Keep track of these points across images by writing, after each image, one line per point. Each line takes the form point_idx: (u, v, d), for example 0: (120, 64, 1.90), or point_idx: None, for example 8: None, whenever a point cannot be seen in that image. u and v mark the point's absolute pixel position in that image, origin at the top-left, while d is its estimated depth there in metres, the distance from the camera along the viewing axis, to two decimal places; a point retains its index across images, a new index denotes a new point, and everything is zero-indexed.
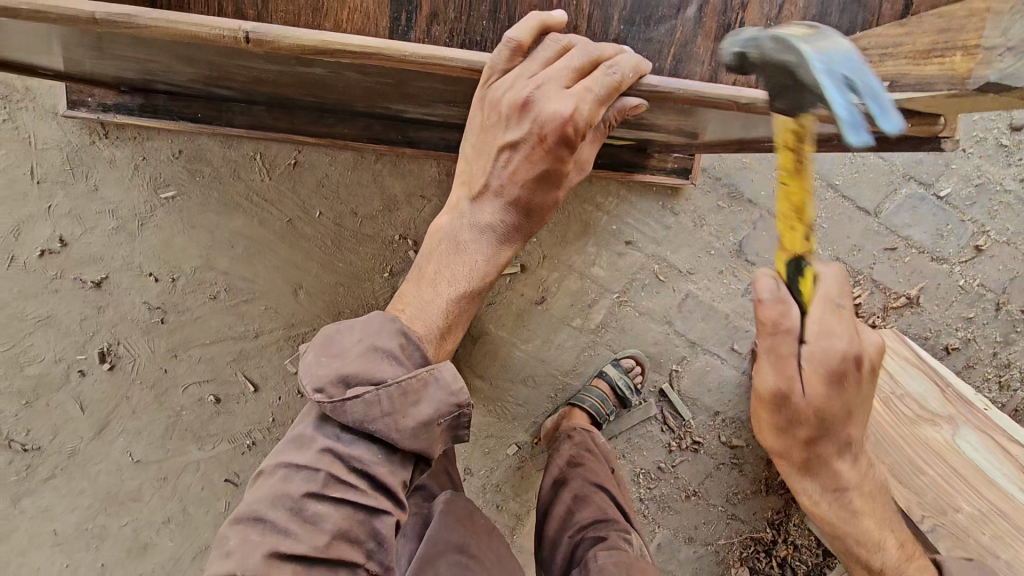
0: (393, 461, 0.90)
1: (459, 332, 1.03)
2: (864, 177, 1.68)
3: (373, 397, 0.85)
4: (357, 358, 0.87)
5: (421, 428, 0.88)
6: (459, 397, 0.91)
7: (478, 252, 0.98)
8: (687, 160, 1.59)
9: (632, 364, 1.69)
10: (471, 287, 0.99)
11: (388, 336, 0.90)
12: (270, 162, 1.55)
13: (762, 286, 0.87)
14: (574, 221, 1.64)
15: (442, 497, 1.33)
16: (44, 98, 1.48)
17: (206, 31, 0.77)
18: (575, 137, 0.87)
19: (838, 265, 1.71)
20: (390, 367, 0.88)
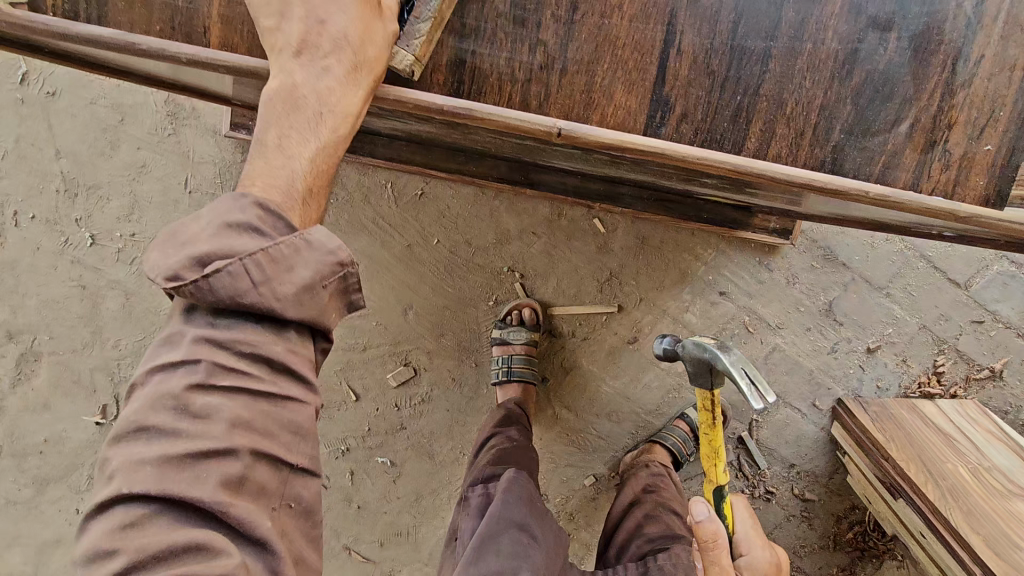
0: (288, 337, 0.82)
1: (326, 183, 0.92)
2: (957, 250, 1.74)
3: (239, 268, 0.75)
4: (215, 234, 0.78)
5: (303, 292, 0.80)
6: (341, 255, 0.84)
7: (323, 100, 0.85)
8: (788, 222, 1.67)
9: (710, 408, 1.75)
10: (328, 139, 0.88)
11: (243, 209, 0.80)
12: (399, 191, 1.69)
13: (698, 512, 1.23)
14: (672, 269, 1.73)
15: (512, 475, 1.34)
16: (208, 118, 1.64)
17: (526, 124, 0.80)
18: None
19: (924, 332, 1.75)
20: (254, 240, 0.78)
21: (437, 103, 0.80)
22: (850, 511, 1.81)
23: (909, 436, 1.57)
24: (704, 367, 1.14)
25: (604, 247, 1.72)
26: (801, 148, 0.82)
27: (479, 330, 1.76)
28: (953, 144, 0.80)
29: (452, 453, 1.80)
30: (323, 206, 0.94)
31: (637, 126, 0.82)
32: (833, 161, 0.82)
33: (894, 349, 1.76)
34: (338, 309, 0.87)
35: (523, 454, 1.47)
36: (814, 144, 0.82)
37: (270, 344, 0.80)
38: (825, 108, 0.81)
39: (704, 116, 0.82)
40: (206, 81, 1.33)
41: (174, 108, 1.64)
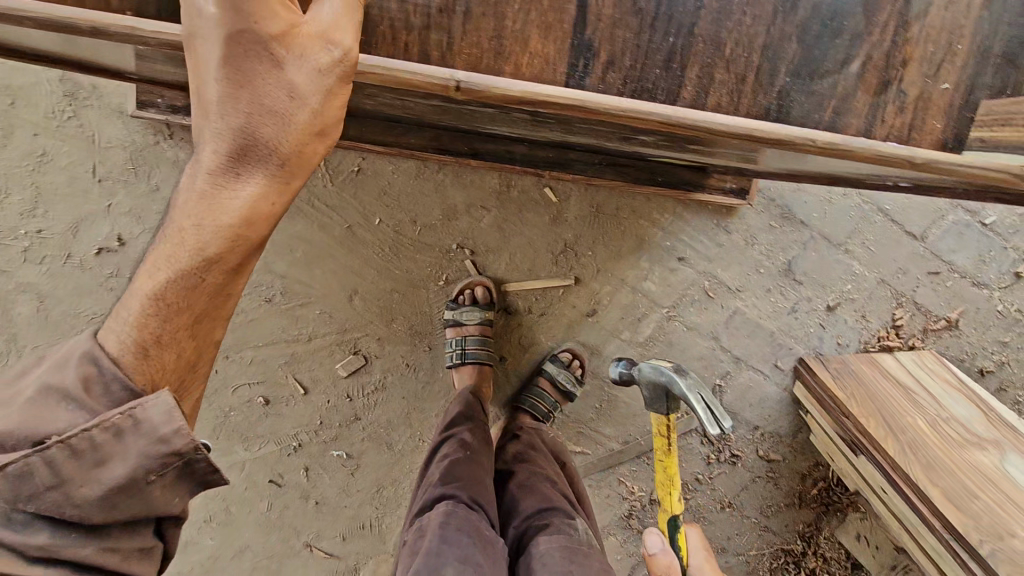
0: (106, 534, 0.71)
1: (195, 326, 0.77)
2: (913, 202, 1.71)
3: (28, 464, 0.66)
4: (21, 410, 0.69)
5: (116, 491, 0.69)
6: (170, 443, 0.70)
7: (194, 208, 0.75)
8: (745, 182, 1.61)
9: (569, 356, 1.69)
10: (190, 261, 0.74)
11: (66, 372, 0.71)
12: (335, 168, 1.56)
13: (652, 543, 1.15)
14: (628, 236, 1.66)
15: (449, 505, 1.19)
16: (113, 96, 1.48)
17: (418, 78, 0.75)
18: (255, 22, 0.69)
19: (883, 287, 1.74)
20: (66, 417, 0.68)
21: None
22: (814, 469, 1.82)
23: (869, 392, 1.56)
24: (661, 392, 1.12)
25: (558, 218, 1.63)
26: (744, 96, 0.79)
27: (431, 312, 1.68)
28: (907, 84, 0.78)
29: (411, 441, 1.73)
30: (182, 355, 0.77)
31: (556, 76, 0.78)
32: (778, 108, 0.79)
33: (853, 306, 1.74)
34: (178, 495, 0.74)
35: (476, 467, 1.33)
36: (758, 92, 0.79)
37: (74, 550, 0.69)
38: (768, 48, 0.78)
39: (632, 63, 0.78)
40: (105, 59, 1.17)
41: (71, 87, 1.47)
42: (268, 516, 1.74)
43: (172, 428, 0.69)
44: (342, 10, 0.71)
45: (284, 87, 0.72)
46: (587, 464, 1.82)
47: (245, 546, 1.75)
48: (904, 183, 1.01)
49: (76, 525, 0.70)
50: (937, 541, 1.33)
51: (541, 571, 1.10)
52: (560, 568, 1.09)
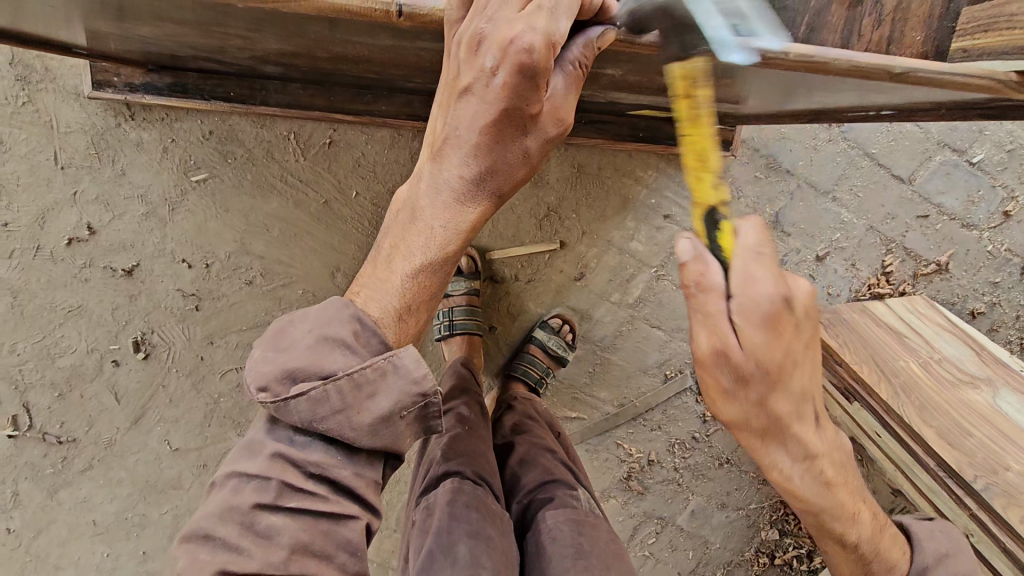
0: (357, 461, 0.77)
1: (431, 305, 0.84)
2: (899, 143, 1.68)
3: (322, 392, 0.70)
4: (304, 349, 0.72)
5: (380, 422, 0.74)
6: (422, 384, 0.75)
7: (436, 217, 0.83)
8: (727, 132, 1.57)
9: (560, 322, 1.67)
10: (436, 257, 0.83)
11: (337, 323, 0.74)
12: (304, 142, 1.51)
13: (682, 248, 0.65)
14: (612, 196, 1.63)
15: (454, 481, 1.11)
16: (66, 79, 1.43)
17: (355, 6, 0.71)
18: (522, 98, 0.74)
19: (872, 233, 1.72)
20: (343, 358, 0.72)
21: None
22: None
23: (861, 336, 1.54)
24: None
25: (539, 180, 1.59)
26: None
27: None
28: None
29: None
30: (424, 324, 0.85)
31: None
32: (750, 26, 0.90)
33: (843, 255, 1.72)
34: (412, 436, 0.79)
35: (476, 441, 1.26)
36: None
37: (337, 469, 0.75)
38: None
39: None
40: (53, 29, 1.11)
41: (22, 71, 1.41)
42: None
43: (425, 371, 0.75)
44: (573, 83, 0.77)
45: (520, 148, 0.81)
46: (584, 430, 1.81)
47: None
48: (884, 111, 1.05)
49: (342, 447, 0.76)
50: (932, 479, 1.34)
51: (551, 545, 1.05)
52: (571, 541, 1.05)
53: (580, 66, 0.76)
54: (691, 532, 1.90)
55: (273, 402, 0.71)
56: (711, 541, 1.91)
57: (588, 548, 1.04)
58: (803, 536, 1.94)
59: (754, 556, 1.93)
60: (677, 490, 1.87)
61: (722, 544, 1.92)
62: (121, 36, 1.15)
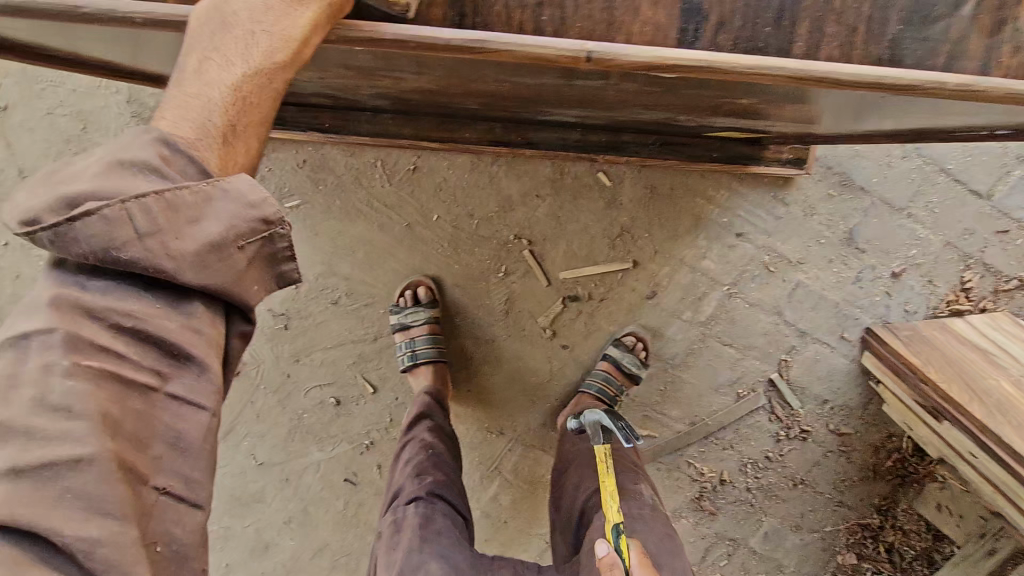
0: (184, 311, 0.74)
1: (257, 129, 0.80)
2: (976, 159, 1.66)
3: (118, 212, 0.67)
4: (99, 177, 0.69)
5: (207, 251, 0.72)
6: (263, 211, 0.76)
7: (256, 21, 0.76)
8: (801, 151, 1.59)
9: (634, 341, 1.70)
10: (256, 70, 0.77)
11: (142, 148, 0.72)
12: (391, 169, 1.60)
13: None
14: (684, 215, 1.65)
15: (425, 509, 1.29)
16: None
17: (547, 52, 0.69)
18: None
19: (949, 249, 1.69)
20: (150, 182, 0.70)
21: (443, 37, 0.69)
22: (887, 440, 1.83)
23: (944, 355, 1.54)
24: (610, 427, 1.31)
25: (612, 202, 1.64)
26: (854, 47, 0.75)
27: (492, 304, 1.69)
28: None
29: (476, 432, 1.79)
30: (253, 150, 0.81)
31: (667, 42, 0.74)
32: (891, 57, 0.75)
33: (920, 271, 1.71)
34: (261, 283, 0.79)
35: (447, 467, 1.41)
36: (870, 41, 0.75)
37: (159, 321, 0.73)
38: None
39: (743, 22, 0.75)
40: (162, 68, 1.16)
41: (137, 107, 1.53)
42: (345, 512, 1.79)
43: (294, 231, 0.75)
44: None
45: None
46: (655, 448, 1.82)
47: (325, 544, 1.80)
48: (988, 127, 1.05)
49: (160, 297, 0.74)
50: None
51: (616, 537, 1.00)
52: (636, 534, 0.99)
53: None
54: (764, 555, 1.88)
55: (94, 256, 0.68)
56: (785, 564, 1.89)
57: None
58: (882, 561, 1.88)
59: None
60: (749, 511, 1.86)
61: (796, 568, 1.89)
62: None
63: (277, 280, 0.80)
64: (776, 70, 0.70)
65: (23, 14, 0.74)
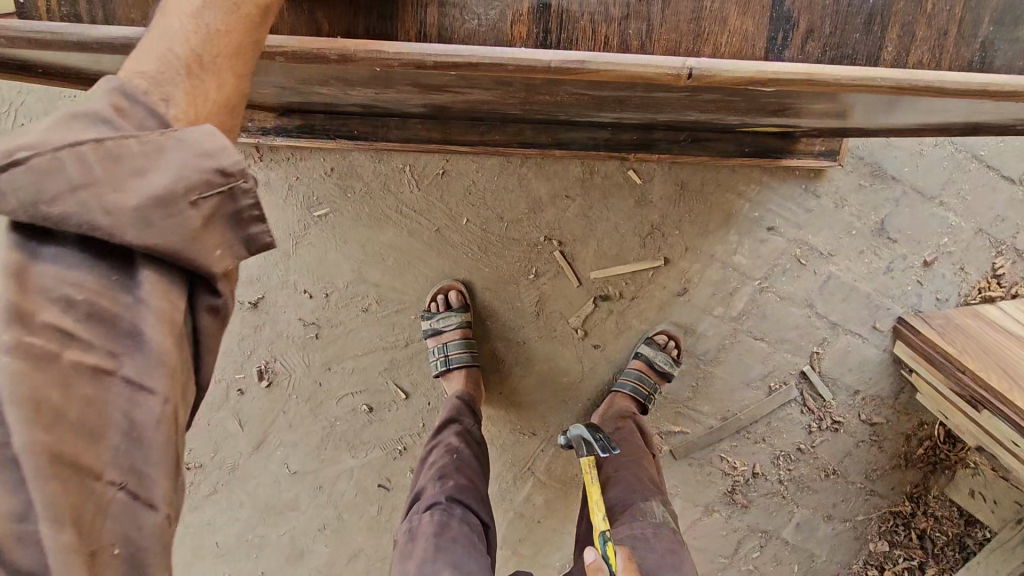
0: (141, 283, 0.60)
1: (234, 64, 0.71)
2: (1008, 145, 1.65)
3: (51, 162, 0.55)
4: (46, 124, 0.58)
5: (156, 206, 0.59)
6: (220, 160, 0.63)
7: None
8: (833, 143, 1.57)
9: (666, 339, 1.69)
10: (225, 13, 0.69)
11: (96, 94, 0.61)
12: (419, 173, 1.58)
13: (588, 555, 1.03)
14: (714, 211, 1.64)
15: (441, 515, 1.24)
16: None
17: (651, 70, 0.71)
18: None
19: (981, 236, 1.68)
20: (100, 129, 0.59)
21: (544, 59, 0.71)
22: (919, 428, 1.80)
23: (981, 343, 1.52)
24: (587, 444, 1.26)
25: (642, 200, 1.63)
26: (945, 50, 0.76)
27: (523, 306, 1.69)
28: None
29: (508, 434, 1.77)
30: (223, 93, 0.70)
31: (756, 50, 0.76)
32: (981, 60, 0.76)
33: (952, 259, 1.69)
34: (222, 244, 0.65)
35: (469, 473, 1.37)
36: (960, 44, 0.76)
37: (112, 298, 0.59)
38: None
39: (832, 30, 0.76)
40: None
41: None
42: (379, 517, 1.78)
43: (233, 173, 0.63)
44: None
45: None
46: (688, 444, 1.82)
47: (360, 549, 1.79)
48: None
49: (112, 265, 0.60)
50: None
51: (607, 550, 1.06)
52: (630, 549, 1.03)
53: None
54: (796, 545, 1.87)
55: (24, 212, 0.55)
56: (817, 554, 1.87)
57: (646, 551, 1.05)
58: (914, 548, 1.86)
59: (861, 569, 1.88)
60: (782, 503, 1.84)
61: (828, 557, 1.88)
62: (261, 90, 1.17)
63: (246, 244, 0.67)
64: (882, 79, 0.72)
65: (107, 51, 0.73)
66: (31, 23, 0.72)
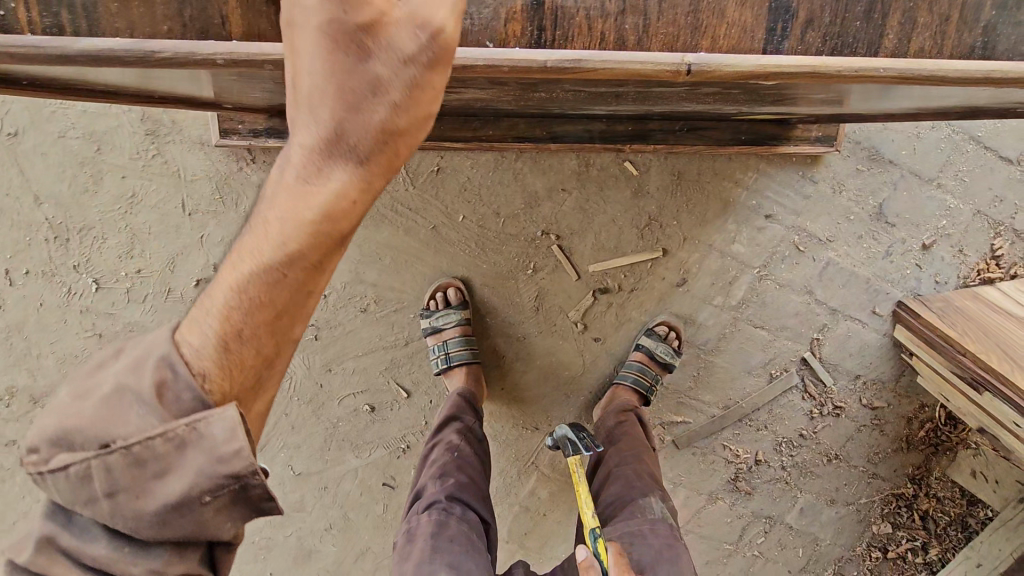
0: (152, 556, 0.66)
1: (275, 328, 0.70)
2: (1005, 125, 1.64)
3: (88, 468, 0.63)
4: (93, 403, 0.65)
5: (173, 511, 0.64)
6: (231, 465, 0.63)
7: (275, 216, 0.68)
8: (830, 129, 1.56)
9: (666, 330, 1.69)
10: (271, 264, 0.67)
11: (143, 371, 0.66)
12: (414, 170, 1.58)
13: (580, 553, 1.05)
14: (712, 200, 1.64)
15: (440, 515, 1.25)
16: (191, 129, 1.52)
17: (648, 67, 0.72)
18: (337, 40, 0.61)
19: (979, 218, 1.68)
20: (135, 420, 0.63)
21: (540, 60, 0.72)
22: (920, 410, 1.81)
23: (981, 325, 1.52)
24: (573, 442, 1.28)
25: (639, 191, 1.62)
26: (947, 35, 0.75)
27: (522, 301, 1.68)
28: None
29: (511, 430, 1.77)
30: (263, 360, 0.70)
31: (753, 43, 0.75)
32: (983, 45, 0.76)
33: (950, 241, 1.69)
34: (233, 520, 0.67)
35: (469, 471, 1.38)
36: (962, 30, 0.75)
37: (123, 567, 0.65)
38: None
39: (832, 19, 0.75)
40: (177, 86, 1.08)
41: (152, 125, 1.51)
42: (385, 515, 1.78)
43: (231, 450, 0.63)
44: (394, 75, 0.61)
45: (366, 76, 0.62)
46: (690, 433, 1.82)
47: (367, 548, 1.80)
48: None
49: (129, 539, 0.66)
50: None
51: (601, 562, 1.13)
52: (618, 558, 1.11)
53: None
54: (800, 530, 1.88)
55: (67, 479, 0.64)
56: (822, 538, 1.88)
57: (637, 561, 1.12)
58: (917, 529, 1.87)
59: (865, 551, 1.89)
60: (785, 489, 1.85)
61: (832, 541, 1.88)
62: (248, 92, 1.14)
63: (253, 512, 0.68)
64: (879, 70, 0.72)
65: (94, 63, 0.72)
66: (15, 37, 0.71)
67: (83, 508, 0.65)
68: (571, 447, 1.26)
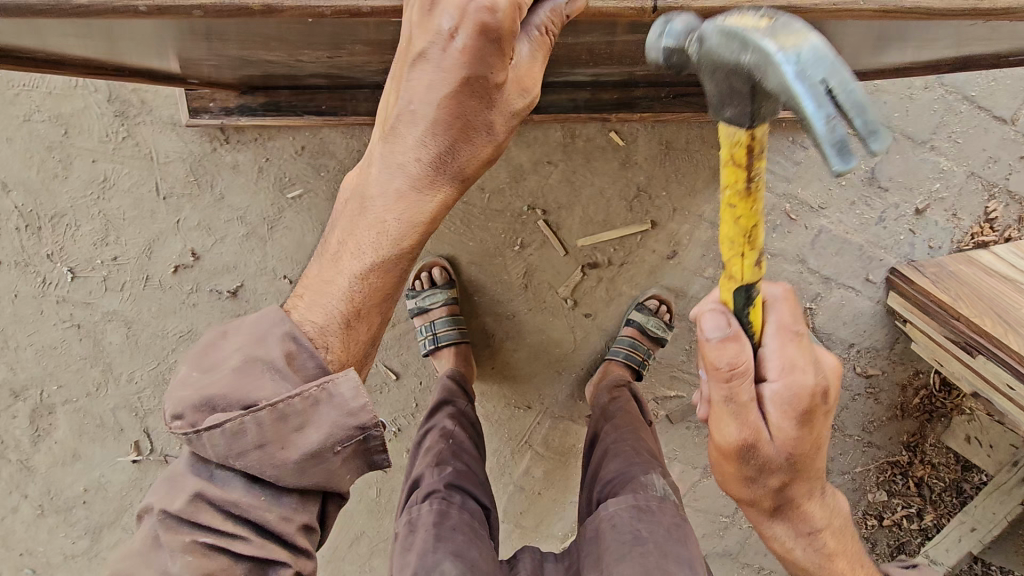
0: (284, 504, 0.74)
1: (381, 308, 0.81)
2: (998, 84, 1.60)
3: (239, 424, 0.69)
4: (230, 372, 0.71)
5: (308, 459, 0.72)
6: (361, 416, 0.73)
7: (388, 212, 0.80)
8: None
9: (657, 304, 1.66)
10: (387, 253, 0.79)
11: (269, 344, 0.73)
12: None
13: (708, 327, 0.79)
14: (702, 169, 1.60)
15: (440, 504, 1.20)
16: (162, 109, 1.47)
17: (609, 9, 0.74)
18: (470, 80, 0.74)
19: (973, 180, 1.64)
20: (271, 384, 0.70)
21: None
22: (915, 377, 1.79)
23: (976, 290, 1.49)
24: (743, 86, 0.64)
25: (627, 161, 1.58)
26: None
27: (512, 277, 1.65)
28: None
29: (505, 410, 1.75)
30: (375, 331, 0.82)
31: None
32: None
33: (943, 205, 1.66)
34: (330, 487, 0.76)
35: (465, 457, 1.35)
36: None
37: (260, 513, 0.72)
38: None
39: None
40: (146, 59, 1.05)
41: (121, 106, 1.46)
42: (379, 499, 1.77)
43: (361, 403, 0.73)
44: (500, 114, 0.80)
45: (484, 121, 0.80)
46: (685, 407, 1.81)
47: (363, 532, 1.78)
48: None
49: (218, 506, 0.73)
50: None
51: (611, 532, 1.14)
52: (629, 528, 1.13)
53: (547, 33, 0.76)
54: None
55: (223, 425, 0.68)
56: None
57: (645, 535, 1.12)
58: (912, 496, 1.86)
59: (861, 520, 1.88)
60: None
61: None
62: (216, 61, 1.08)
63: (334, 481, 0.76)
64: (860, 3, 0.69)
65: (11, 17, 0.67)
66: None
67: (233, 461, 0.70)
68: (768, 77, 0.61)
